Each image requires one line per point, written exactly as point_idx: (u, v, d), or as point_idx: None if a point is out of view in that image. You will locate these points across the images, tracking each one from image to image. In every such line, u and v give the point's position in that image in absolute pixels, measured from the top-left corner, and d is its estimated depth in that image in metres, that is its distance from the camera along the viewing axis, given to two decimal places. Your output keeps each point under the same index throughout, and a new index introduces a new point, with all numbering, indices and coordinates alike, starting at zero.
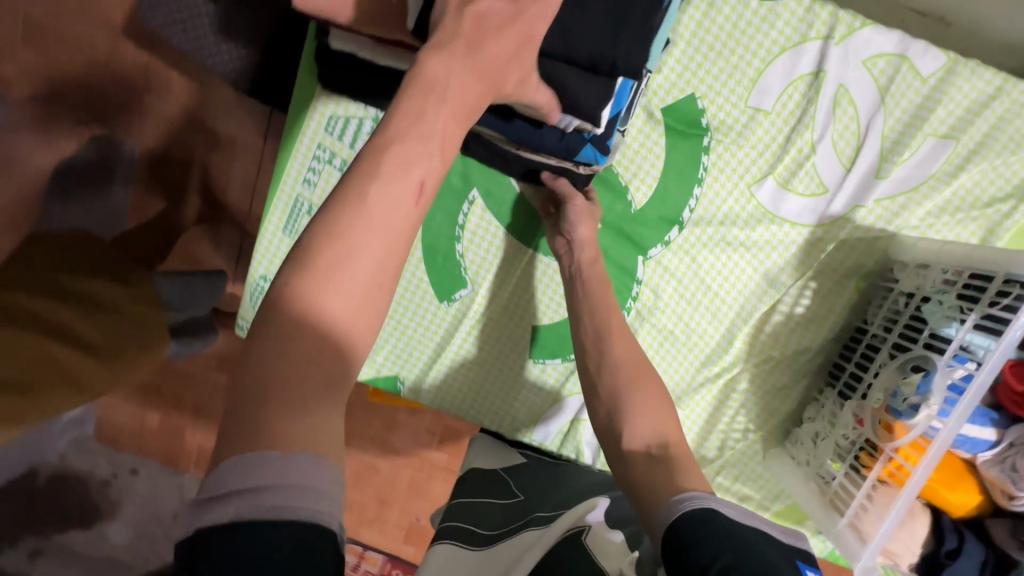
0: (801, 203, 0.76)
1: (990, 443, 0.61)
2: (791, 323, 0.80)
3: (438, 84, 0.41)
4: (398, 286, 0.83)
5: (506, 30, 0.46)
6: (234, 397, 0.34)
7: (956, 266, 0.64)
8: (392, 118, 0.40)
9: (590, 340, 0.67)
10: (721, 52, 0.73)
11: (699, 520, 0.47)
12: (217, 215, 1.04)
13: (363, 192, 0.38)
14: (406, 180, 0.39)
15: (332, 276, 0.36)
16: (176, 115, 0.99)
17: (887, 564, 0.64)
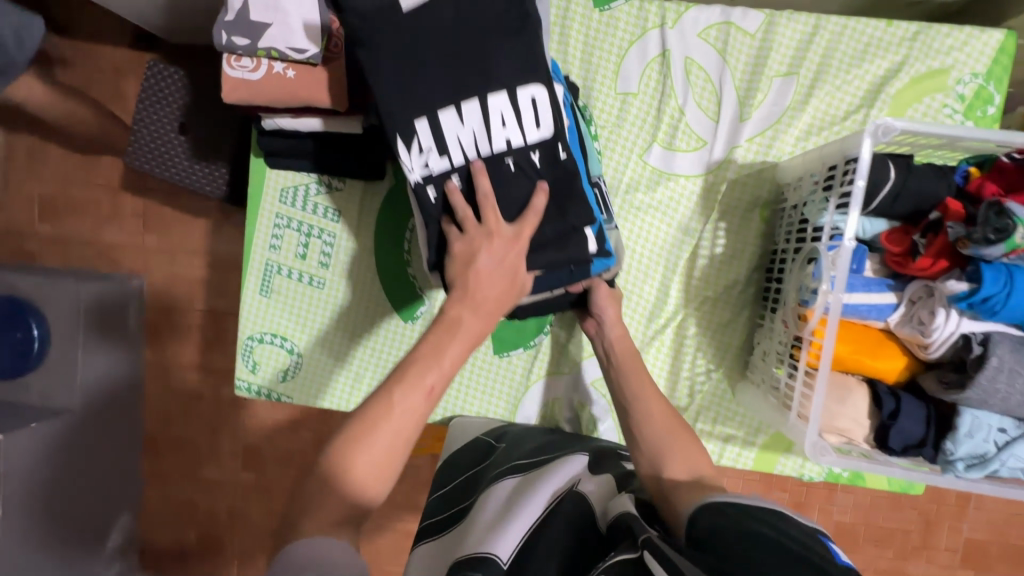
0: (688, 158, 0.87)
1: (893, 307, 0.67)
2: (716, 262, 0.88)
3: (453, 326, 0.65)
4: (365, 316, 0.94)
5: (496, 273, 0.67)
6: (290, 520, 0.54)
7: (818, 167, 0.73)
8: (421, 345, 0.64)
9: (634, 421, 0.72)
10: (582, 58, 0.88)
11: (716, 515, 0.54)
12: (220, 333, 1.50)
13: (391, 393, 0.60)
14: (421, 385, 0.61)
15: (357, 447, 0.57)
16: (186, 270, 1.49)
17: (841, 441, 0.68)
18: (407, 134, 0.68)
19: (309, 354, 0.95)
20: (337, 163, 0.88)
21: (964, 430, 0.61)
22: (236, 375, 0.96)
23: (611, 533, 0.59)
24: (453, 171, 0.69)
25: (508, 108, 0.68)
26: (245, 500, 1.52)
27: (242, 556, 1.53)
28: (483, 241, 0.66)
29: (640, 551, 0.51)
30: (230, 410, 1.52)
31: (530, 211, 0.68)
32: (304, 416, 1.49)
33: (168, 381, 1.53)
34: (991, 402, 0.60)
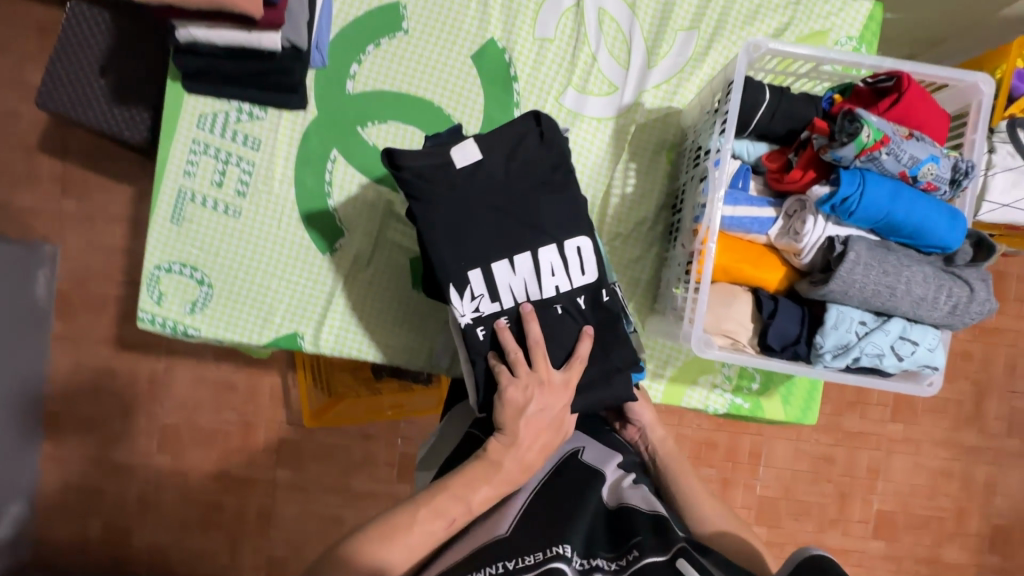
0: (600, 102, 0.93)
1: (773, 220, 0.72)
2: (627, 201, 0.93)
3: (494, 465, 0.68)
4: (282, 247, 0.93)
5: (545, 416, 0.71)
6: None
7: (712, 98, 0.79)
8: (457, 478, 0.67)
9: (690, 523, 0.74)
10: (503, 5, 0.93)
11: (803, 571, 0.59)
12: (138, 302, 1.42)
13: (417, 509, 0.63)
14: (455, 509, 0.64)
15: (379, 545, 0.59)
16: (104, 236, 1.42)
17: (727, 342, 0.72)
18: (459, 282, 0.73)
19: (220, 285, 0.93)
20: (261, 84, 0.89)
21: (831, 322, 0.67)
22: (139, 307, 0.92)
23: (632, 516, 0.60)
24: (506, 317, 0.75)
25: (557, 260, 0.75)
26: (158, 488, 1.43)
27: (152, 550, 1.42)
28: (537, 390, 0.71)
29: (680, 555, 0.53)
30: (146, 388, 1.43)
31: (575, 357, 0.74)
32: (226, 393, 1.43)
33: (79, 356, 1.43)
34: (850, 295, 0.66)
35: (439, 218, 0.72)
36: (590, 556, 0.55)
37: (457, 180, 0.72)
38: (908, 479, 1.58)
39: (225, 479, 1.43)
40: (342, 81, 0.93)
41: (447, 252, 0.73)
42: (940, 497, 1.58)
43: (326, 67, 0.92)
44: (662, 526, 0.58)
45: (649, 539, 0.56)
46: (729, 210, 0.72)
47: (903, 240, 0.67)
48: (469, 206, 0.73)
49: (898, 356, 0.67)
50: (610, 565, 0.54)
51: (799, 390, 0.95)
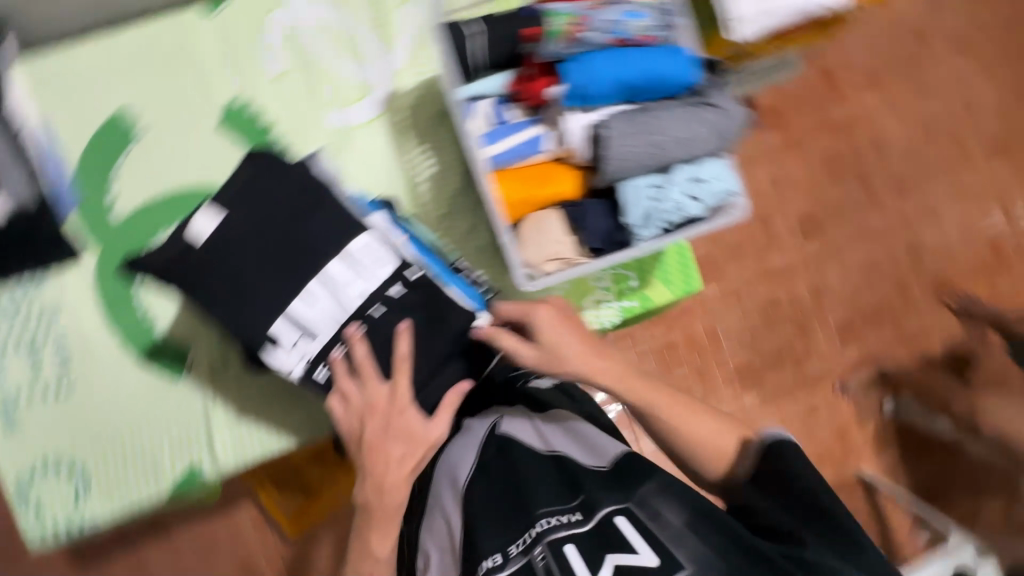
0: (361, 106, 0.91)
1: (544, 135, 0.73)
2: (433, 181, 0.92)
3: (372, 503, 0.67)
4: (136, 394, 0.88)
5: (385, 435, 0.67)
6: None
7: None
8: (360, 527, 0.68)
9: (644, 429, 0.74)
10: (222, 63, 0.90)
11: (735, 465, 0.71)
12: None
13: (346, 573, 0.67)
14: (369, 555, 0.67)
15: None
16: None
17: (560, 263, 0.72)
18: (271, 339, 0.68)
19: (92, 465, 0.87)
20: (23, 255, 0.84)
21: (626, 201, 0.68)
22: (23, 529, 0.86)
23: (571, 471, 0.64)
24: (331, 345, 0.69)
25: (347, 267, 0.69)
26: None
27: None
28: (363, 411, 0.67)
29: (621, 512, 0.60)
30: None
31: (401, 356, 0.68)
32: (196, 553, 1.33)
33: None
34: (631, 167, 0.67)
35: (238, 290, 0.68)
36: (531, 524, 0.62)
37: (232, 244, 0.68)
38: (847, 282, 1.63)
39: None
40: (104, 211, 0.88)
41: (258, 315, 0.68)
42: (879, 283, 1.64)
43: (82, 208, 0.88)
44: (597, 476, 0.64)
45: (591, 494, 0.62)
46: (495, 148, 0.73)
47: (653, 96, 0.70)
48: (252, 263, 0.68)
49: (695, 199, 0.68)
50: (547, 525, 0.61)
51: (673, 263, 0.97)
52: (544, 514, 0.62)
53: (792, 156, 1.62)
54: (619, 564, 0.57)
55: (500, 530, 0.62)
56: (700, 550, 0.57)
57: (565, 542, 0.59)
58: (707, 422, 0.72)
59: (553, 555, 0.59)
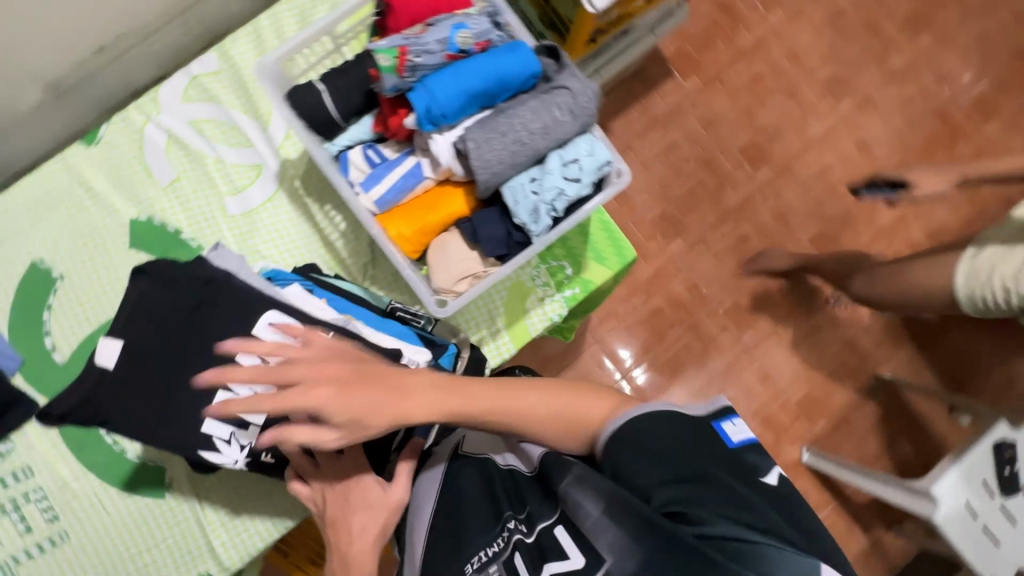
0: (257, 186, 0.93)
1: (420, 164, 0.74)
2: (346, 234, 0.93)
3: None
4: (126, 523, 0.90)
5: (349, 504, 0.67)
6: None
7: None
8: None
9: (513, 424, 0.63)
10: (116, 186, 0.92)
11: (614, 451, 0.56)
12: None
13: None
14: None
15: None
16: None
17: (471, 279, 0.74)
18: (209, 443, 0.71)
19: None
20: None
21: (511, 203, 0.69)
22: None
23: (520, 483, 0.63)
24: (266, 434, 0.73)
25: None
26: None
27: None
28: (326, 488, 0.69)
29: (559, 523, 0.55)
30: None
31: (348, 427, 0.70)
32: None
33: None
34: (503, 171, 0.68)
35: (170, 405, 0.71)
36: (486, 543, 0.58)
37: (151, 366, 0.71)
38: (808, 196, 1.56)
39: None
40: (47, 359, 0.90)
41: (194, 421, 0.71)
42: (842, 186, 1.57)
43: (27, 362, 0.90)
44: (542, 479, 0.60)
45: (537, 500, 0.59)
46: (377, 190, 0.74)
47: (506, 96, 0.71)
48: (171, 375, 0.71)
49: (574, 180, 0.69)
50: (499, 546, 0.57)
51: (604, 237, 0.97)
52: (499, 530, 0.59)
53: (714, 91, 1.57)
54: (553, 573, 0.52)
55: (455, 555, 0.59)
56: (622, 539, 0.50)
57: (513, 554, 0.56)
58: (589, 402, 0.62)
59: (506, 571, 0.55)
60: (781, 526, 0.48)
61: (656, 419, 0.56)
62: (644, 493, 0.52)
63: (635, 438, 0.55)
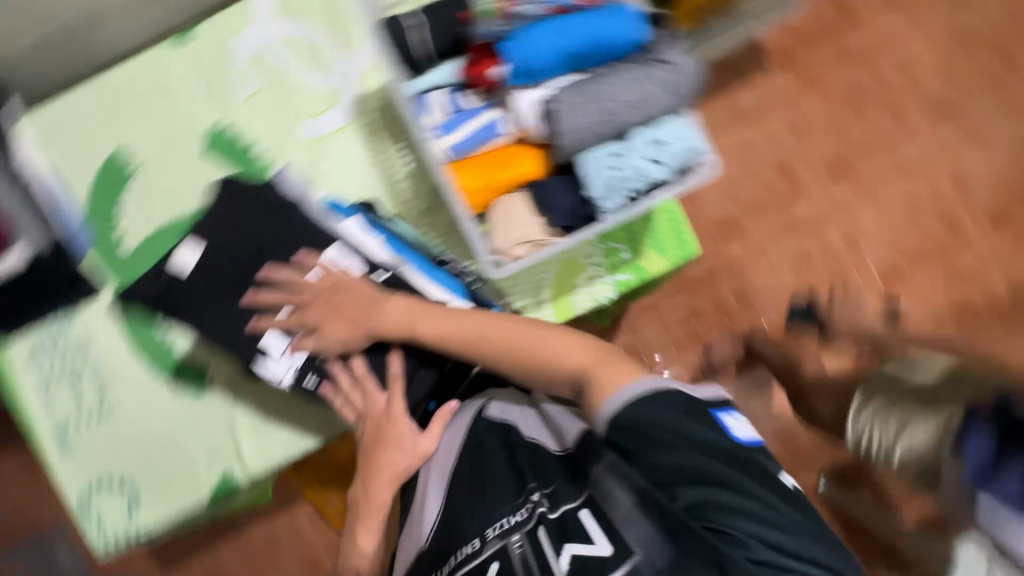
0: (332, 114, 0.94)
1: (499, 119, 0.72)
2: (410, 178, 0.94)
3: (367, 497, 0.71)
4: (166, 411, 0.96)
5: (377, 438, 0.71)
6: None
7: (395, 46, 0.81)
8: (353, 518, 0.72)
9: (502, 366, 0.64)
10: (199, 90, 0.94)
11: (625, 442, 0.52)
12: None
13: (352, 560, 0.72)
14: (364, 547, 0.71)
15: None
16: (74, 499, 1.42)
17: (533, 245, 0.71)
18: (261, 351, 0.74)
19: (139, 478, 0.96)
20: (50, 295, 0.92)
21: (586, 175, 0.67)
22: (89, 541, 0.95)
23: (545, 458, 0.59)
24: (315, 355, 0.73)
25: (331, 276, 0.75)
26: None
27: None
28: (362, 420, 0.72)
29: (585, 505, 0.53)
30: None
31: (394, 376, 0.72)
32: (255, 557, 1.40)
33: None
34: (585, 137, 0.65)
35: (226, 314, 0.75)
36: (510, 511, 0.56)
37: (217, 275, 0.75)
38: (900, 225, 1.46)
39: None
40: (116, 247, 0.96)
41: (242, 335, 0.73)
42: (926, 220, 1.46)
43: (96, 247, 0.96)
44: (577, 466, 0.57)
45: (566, 479, 0.57)
46: (452, 137, 0.72)
47: (600, 60, 0.67)
48: (234, 284, 0.76)
49: (655, 162, 0.65)
50: (522, 516, 0.55)
51: (672, 225, 0.94)
52: (522, 501, 0.56)
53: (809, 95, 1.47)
54: (575, 554, 0.51)
55: (481, 513, 0.57)
56: (648, 533, 0.49)
57: (536, 526, 0.53)
58: (558, 347, 0.62)
59: (529, 544, 0.53)
60: (799, 539, 0.48)
61: (659, 404, 0.52)
62: (670, 490, 0.50)
63: (653, 432, 0.51)
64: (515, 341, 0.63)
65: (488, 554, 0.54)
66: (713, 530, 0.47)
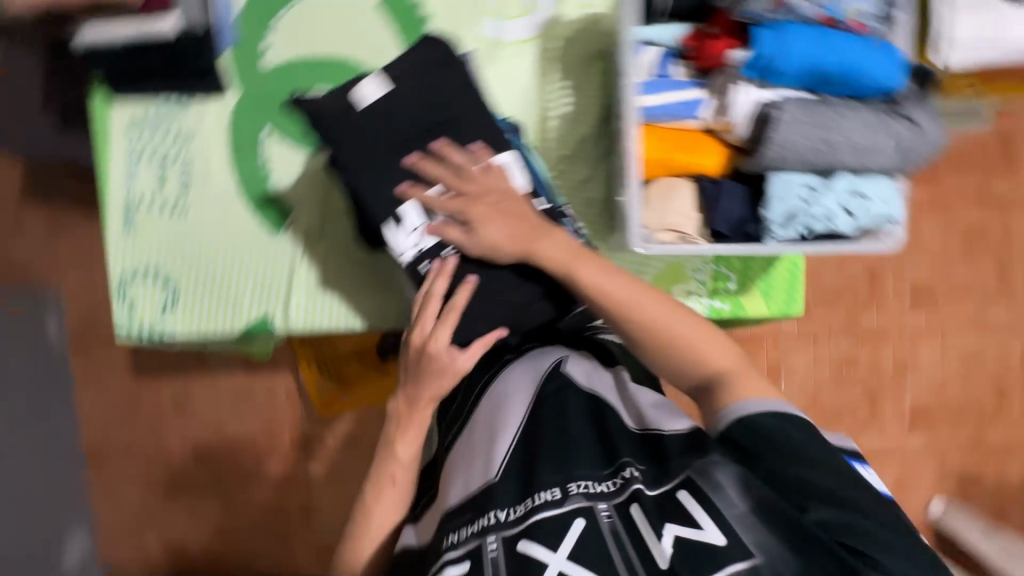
0: (518, 23, 0.88)
1: (704, 101, 0.68)
2: (565, 122, 0.90)
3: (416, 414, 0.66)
4: (236, 234, 0.94)
5: (451, 360, 0.66)
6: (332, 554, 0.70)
7: None
8: (400, 427, 0.66)
9: (639, 337, 0.60)
10: None
11: (763, 442, 0.45)
12: None
13: (390, 474, 0.65)
14: (399, 460, 0.65)
15: (363, 520, 0.64)
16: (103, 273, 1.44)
17: (680, 239, 0.69)
18: (394, 217, 0.68)
19: (185, 283, 0.95)
20: (176, 75, 0.89)
21: (773, 194, 0.64)
22: (114, 320, 0.95)
23: (622, 429, 0.53)
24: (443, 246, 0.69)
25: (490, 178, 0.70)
26: (198, 497, 1.47)
27: (205, 553, 1.48)
28: (444, 334, 0.66)
29: (683, 487, 0.45)
30: (167, 407, 1.46)
31: (454, 306, 0.67)
32: (244, 398, 1.44)
33: (99, 387, 1.47)
34: (789, 159, 0.63)
35: (359, 163, 0.69)
36: (595, 476, 0.49)
37: (369, 120, 0.69)
38: (963, 370, 1.34)
39: (259, 482, 1.45)
40: (256, 58, 0.92)
41: (374, 192, 0.68)
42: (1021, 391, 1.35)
43: (237, 47, 0.92)
44: (655, 445, 0.50)
45: (653, 462, 0.49)
46: (650, 99, 0.68)
47: (840, 91, 0.64)
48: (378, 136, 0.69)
49: (849, 214, 0.63)
50: (610, 487, 0.48)
51: (780, 278, 0.91)
52: (612, 470, 0.49)
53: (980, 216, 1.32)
54: (678, 537, 0.43)
55: (566, 465, 0.50)
56: (775, 541, 0.41)
57: (632, 501, 0.46)
58: (700, 338, 0.58)
59: (620, 517, 0.45)
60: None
61: (778, 417, 0.47)
62: (799, 501, 0.43)
63: (792, 435, 0.45)
64: (660, 319, 0.59)
65: (572, 510, 0.46)
66: (850, 548, 0.40)
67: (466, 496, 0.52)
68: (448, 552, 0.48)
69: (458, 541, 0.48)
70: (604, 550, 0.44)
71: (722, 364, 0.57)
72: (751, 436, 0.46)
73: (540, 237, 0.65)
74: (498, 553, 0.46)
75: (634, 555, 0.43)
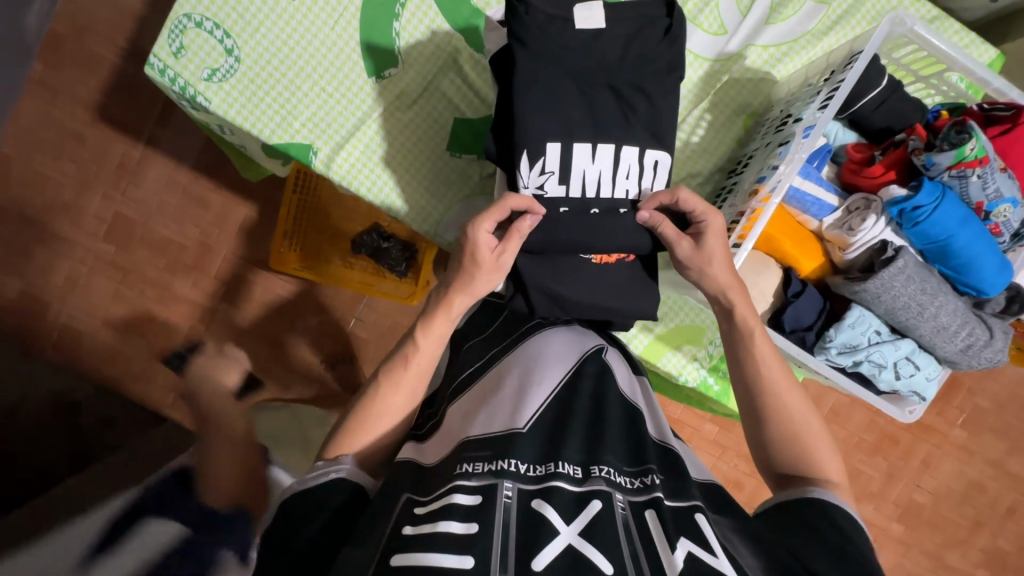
0: (705, 39, 0.86)
1: (832, 209, 0.72)
2: (688, 150, 0.86)
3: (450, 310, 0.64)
4: (330, 50, 0.85)
5: (499, 250, 0.64)
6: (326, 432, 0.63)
7: (834, 68, 0.76)
8: (434, 315, 0.64)
9: (750, 417, 0.63)
10: None
11: (813, 517, 0.53)
12: (130, 78, 1.26)
13: (407, 358, 0.62)
14: (424, 352, 0.63)
15: (371, 407, 0.60)
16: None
17: None
18: (534, 152, 0.66)
19: (249, 63, 0.84)
20: None
21: (849, 320, 0.70)
22: (153, 51, 0.83)
23: (648, 442, 0.55)
24: (561, 204, 0.68)
25: (634, 163, 0.68)
26: (89, 274, 1.27)
27: (62, 336, 1.26)
28: (497, 214, 0.63)
29: (700, 511, 0.48)
30: (112, 167, 1.27)
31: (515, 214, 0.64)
32: (196, 206, 1.27)
33: (49, 105, 1.25)
34: (881, 300, 0.68)
35: (522, 65, 0.65)
36: (616, 471, 0.51)
37: (559, 37, 0.65)
38: None
39: (161, 294, 1.27)
40: None
41: (524, 101, 0.65)
42: None
43: None
44: (673, 462, 0.54)
45: (671, 483, 0.51)
46: (800, 183, 0.70)
47: (946, 270, 0.70)
48: (559, 59, 0.66)
49: (896, 374, 0.71)
50: (630, 484, 0.50)
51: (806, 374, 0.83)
52: (637, 474, 0.51)
53: (941, 437, 1.35)
54: (693, 552, 0.43)
55: (595, 450, 0.52)
56: None
57: (647, 506, 0.47)
58: (793, 404, 0.61)
59: (632, 514, 0.47)
60: None
61: (828, 513, 0.53)
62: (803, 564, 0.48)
63: (835, 515, 0.53)
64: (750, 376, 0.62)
65: (590, 490, 0.47)
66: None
67: (488, 432, 0.54)
68: (460, 481, 0.49)
69: (473, 473, 0.50)
70: (615, 536, 0.44)
71: (775, 436, 0.61)
72: (802, 512, 0.54)
73: (743, 294, 0.65)
74: (511, 500, 0.46)
75: (642, 552, 0.44)
